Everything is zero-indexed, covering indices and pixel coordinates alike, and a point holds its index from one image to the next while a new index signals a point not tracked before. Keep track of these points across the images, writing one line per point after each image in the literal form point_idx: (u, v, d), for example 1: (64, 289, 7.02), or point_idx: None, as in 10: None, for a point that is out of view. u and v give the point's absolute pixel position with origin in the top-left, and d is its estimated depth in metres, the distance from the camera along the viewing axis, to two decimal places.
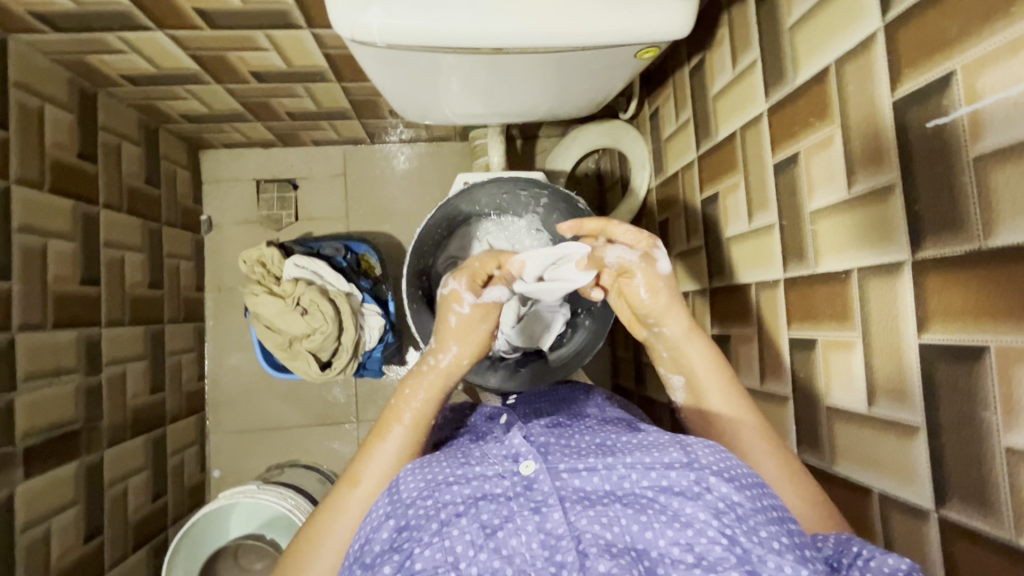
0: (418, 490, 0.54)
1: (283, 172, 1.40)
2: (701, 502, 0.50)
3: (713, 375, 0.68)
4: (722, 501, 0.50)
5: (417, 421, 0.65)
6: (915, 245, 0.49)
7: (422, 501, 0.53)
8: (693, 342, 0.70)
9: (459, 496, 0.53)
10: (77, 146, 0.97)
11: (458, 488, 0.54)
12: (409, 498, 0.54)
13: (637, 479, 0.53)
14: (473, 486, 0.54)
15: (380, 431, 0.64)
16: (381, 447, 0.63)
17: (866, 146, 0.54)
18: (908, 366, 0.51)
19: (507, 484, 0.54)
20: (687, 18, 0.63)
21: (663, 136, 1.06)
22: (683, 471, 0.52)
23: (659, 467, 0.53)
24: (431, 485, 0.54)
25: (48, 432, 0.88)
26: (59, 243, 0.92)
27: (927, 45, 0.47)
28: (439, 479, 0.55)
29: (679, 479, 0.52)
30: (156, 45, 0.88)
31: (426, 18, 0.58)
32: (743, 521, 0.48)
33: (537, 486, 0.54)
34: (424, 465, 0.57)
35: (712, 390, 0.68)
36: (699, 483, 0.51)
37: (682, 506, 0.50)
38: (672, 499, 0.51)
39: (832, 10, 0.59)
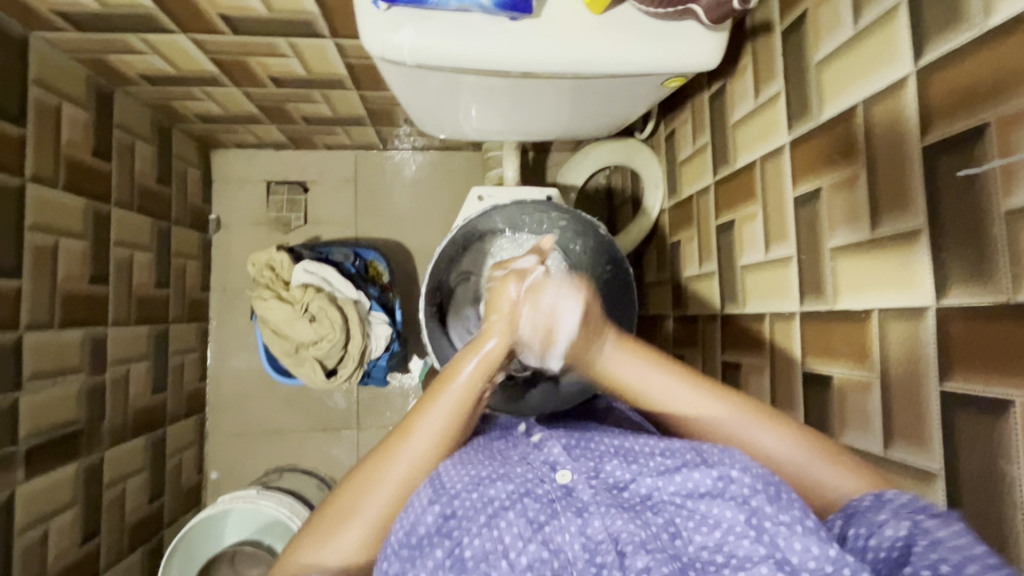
0: (464, 485, 0.50)
1: (294, 175, 1.40)
2: (727, 499, 0.47)
3: (656, 377, 0.59)
4: (743, 493, 0.46)
5: (473, 383, 0.57)
6: (940, 292, 0.49)
7: (468, 494, 0.49)
8: (625, 359, 0.61)
9: (504, 492, 0.49)
10: (92, 144, 0.97)
11: (502, 484, 0.50)
12: (455, 490, 0.49)
13: (661, 484, 0.49)
14: (517, 482, 0.50)
15: (432, 393, 0.57)
16: (435, 407, 0.56)
17: (892, 189, 0.55)
18: (927, 412, 0.51)
19: (545, 488, 0.50)
20: (716, 50, 0.63)
21: (678, 158, 1.06)
22: (704, 469, 0.49)
23: (681, 470, 0.49)
24: (475, 481, 0.50)
25: (51, 433, 0.87)
26: (70, 242, 0.92)
27: (961, 94, 0.47)
28: (481, 475, 0.51)
29: (702, 478, 0.48)
30: (178, 48, 0.88)
31: (457, 41, 0.59)
32: (765, 501, 0.46)
33: (577, 494, 0.50)
34: (464, 458, 0.54)
35: (674, 395, 0.58)
36: (720, 480, 0.47)
37: (710, 509, 0.46)
38: (695, 502, 0.47)
39: (860, 50, 0.59)
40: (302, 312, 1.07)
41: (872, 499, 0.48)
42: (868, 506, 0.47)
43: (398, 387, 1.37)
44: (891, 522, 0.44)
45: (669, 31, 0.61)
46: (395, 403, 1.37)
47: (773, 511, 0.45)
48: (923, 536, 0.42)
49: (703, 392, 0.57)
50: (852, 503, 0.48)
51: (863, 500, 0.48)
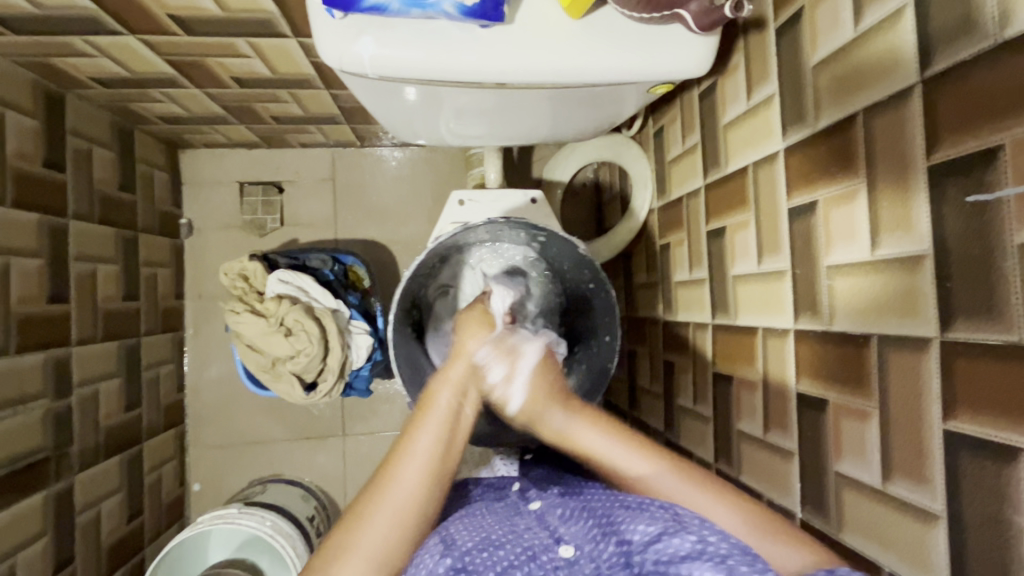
0: (474, 544, 0.54)
1: (267, 175, 1.34)
2: (705, 559, 0.47)
3: (604, 440, 0.63)
4: (721, 552, 0.47)
5: (454, 405, 0.63)
6: (945, 324, 0.46)
7: (478, 552, 0.52)
8: (581, 429, 0.65)
9: (511, 555, 0.52)
10: (43, 154, 0.91)
11: (511, 548, 0.53)
12: (465, 547, 0.53)
13: (649, 554, 0.50)
14: (523, 547, 0.54)
15: (423, 412, 0.62)
16: (423, 429, 0.60)
17: (894, 209, 0.51)
18: (930, 449, 0.48)
19: (550, 556, 0.53)
20: (706, 55, 0.59)
21: (667, 157, 1.01)
22: (684, 534, 0.50)
23: (662, 537, 0.50)
24: (485, 543, 0.54)
25: (13, 463, 0.83)
26: (23, 260, 0.86)
27: (972, 111, 0.43)
28: (492, 540, 0.55)
29: (680, 543, 0.49)
30: (128, 50, 0.82)
31: (421, 50, 0.54)
32: (741, 561, 0.46)
33: (580, 565, 0.52)
34: (477, 526, 0.58)
35: (616, 459, 0.62)
36: (698, 543, 0.49)
37: (689, 572, 0.46)
38: (674, 565, 0.47)
39: (860, 55, 0.55)
40: (278, 326, 1.03)
41: (824, 572, 0.46)
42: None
43: (384, 393, 1.34)
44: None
45: (655, 37, 0.57)
46: (380, 409, 1.34)
47: (749, 569, 0.45)
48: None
49: (650, 457, 0.61)
50: (809, 574, 0.46)
51: (816, 574, 0.46)
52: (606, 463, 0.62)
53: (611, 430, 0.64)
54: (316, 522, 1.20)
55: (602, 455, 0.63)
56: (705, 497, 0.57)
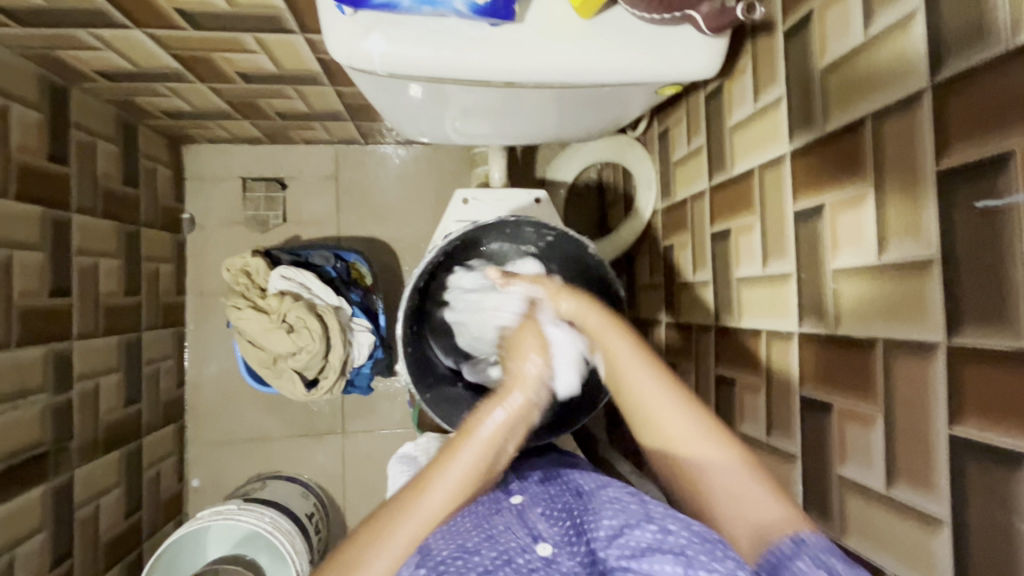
0: (450, 552, 0.52)
1: (270, 171, 1.33)
2: (664, 550, 0.49)
3: (661, 391, 0.63)
4: (681, 542, 0.49)
5: (494, 437, 0.64)
6: (952, 328, 0.46)
7: (454, 560, 0.50)
8: (642, 369, 0.65)
9: (487, 560, 0.50)
10: (46, 147, 0.90)
11: (487, 551, 0.51)
12: (441, 556, 0.51)
13: (612, 549, 0.52)
14: (498, 551, 0.52)
15: (454, 446, 0.62)
16: (454, 462, 0.61)
17: (902, 214, 0.51)
18: (935, 455, 0.48)
19: (526, 558, 0.51)
20: (715, 58, 0.59)
21: (672, 159, 1.01)
22: (644, 526, 0.53)
23: (626, 530, 0.53)
24: (461, 550, 0.52)
25: (13, 457, 0.83)
26: (25, 254, 0.86)
27: (983, 117, 0.43)
28: (468, 545, 0.52)
29: (642, 536, 0.52)
30: (134, 44, 0.81)
31: (430, 47, 0.54)
32: (701, 550, 0.48)
33: (557, 564, 0.51)
34: (450, 531, 0.56)
35: (676, 426, 0.60)
36: (659, 533, 0.51)
37: (649, 565, 0.48)
38: (636, 559, 0.50)
39: (869, 59, 0.55)
40: (279, 323, 1.03)
41: (791, 544, 0.49)
42: (782, 552, 0.49)
43: (384, 391, 1.34)
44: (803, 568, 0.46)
45: (666, 38, 0.57)
46: (381, 407, 1.34)
47: (708, 559, 0.47)
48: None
49: (704, 423, 0.60)
50: (770, 553, 0.49)
51: (783, 547, 0.49)
52: (668, 426, 0.61)
53: (669, 378, 0.64)
54: (315, 519, 1.20)
55: (664, 415, 0.62)
56: (745, 472, 0.56)
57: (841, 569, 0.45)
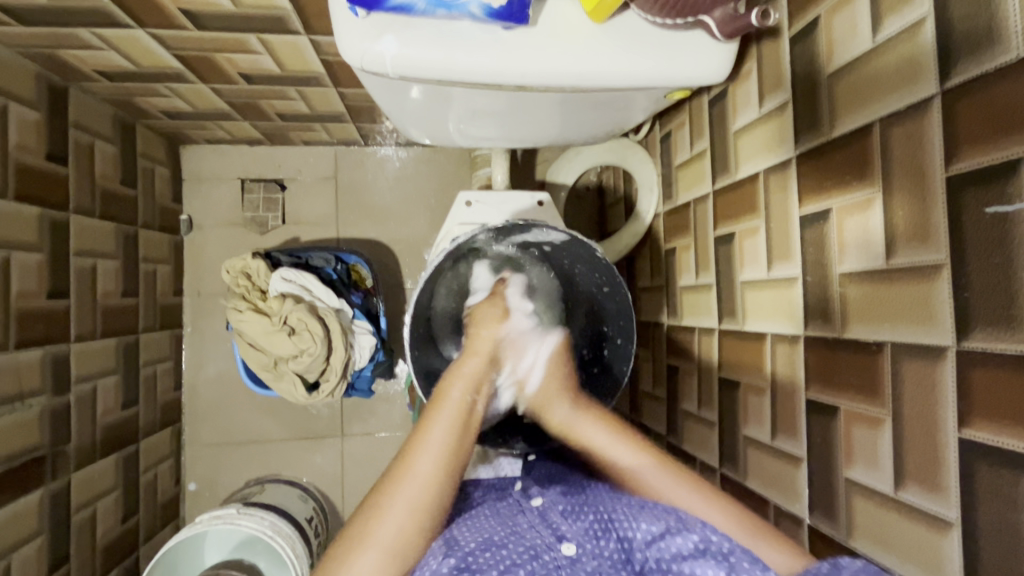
0: (477, 544, 0.60)
1: (269, 172, 1.32)
2: (708, 557, 0.56)
3: (586, 421, 0.75)
4: (718, 548, 0.56)
5: (464, 409, 0.68)
6: (962, 332, 0.47)
7: (482, 552, 0.58)
8: (584, 424, 0.75)
9: (516, 553, 0.58)
10: (45, 147, 0.89)
11: (514, 546, 0.59)
12: (468, 548, 0.59)
13: (651, 552, 0.60)
14: (526, 547, 0.59)
15: (429, 414, 0.67)
16: (433, 429, 0.65)
17: (910, 219, 0.51)
18: (944, 457, 0.48)
19: (553, 555, 0.59)
20: (724, 62, 0.59)
21: (674, 162, 1.02)
22: (684, 534, 0.59)
23: (665, 536, 0.60)
24: (487, 543, 0.60)
25: (9, 462, 0.81)
26: (23, 255, 0.85)
27: (993, 124, 0.44)
28: (494, 539, 0.61)
29: (677, 542, 0.59)
30: (136, 43, 0.81)
31: (442, 50, 0.54)
32: (743, 557, 0.54)
33: (582, 564, 0.59)
34: (476, 525, 0.64)
35: (615, 454, 0.72)
36: (700, 542, 0.57)
37: (693, 569, 0.55)
38: (679, 563, 0.57)
39: (878, 65, 0.55)
40: (281, 325, 1.02)
41: (830, 566, 0.49)
42: (826, 572, 0.49)
43: (384, 394, 1.33)
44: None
45: (676, 43, 0.58)
46: (380, 410, 1.33)
47: (750, 565, 0.53)
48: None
49: (637, 449, 0.71)
50: (842, 559, 0.49)
51: (852, 560, 0.48)
52: (600, 451, 0.73)
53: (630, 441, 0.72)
54: (315, 523, 1.18)
55: (594, 439, 0.74)
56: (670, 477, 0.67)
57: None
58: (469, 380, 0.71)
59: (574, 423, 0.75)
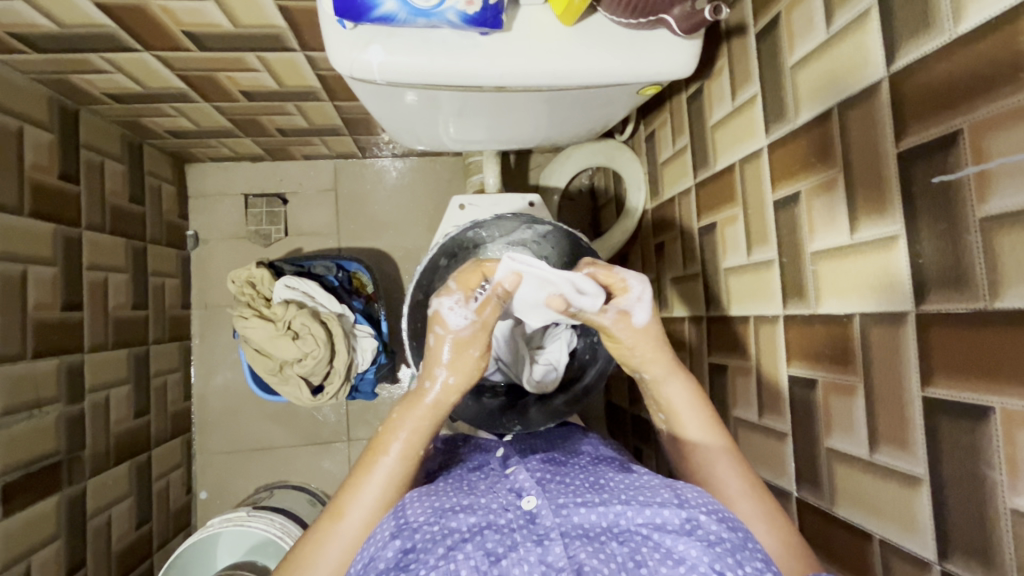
0: (428, 517, 0.52)
1: (271, 187, 1.37)
2: (694, 538, 0.48)
3: (688, 404, 0.67)
4: (711, 537, 0.48)
5: (407, 452, 0.62)
6: (919, 297, 0.49)
7: (431, 525, 0.51)
8: (675, 383, 0.68)
9: (464, 524, 0.51)
10: (59, 166, 0.94)
11: (464, 516, 0.52)
12: (416, 523, 0.51)
13: (630, 514, 0.51)
14: (478, 515, 0.52)
15: (368, 462, 0.61)
16: (366, 484, 0.60)
17: (868, 195, 0.55)
18: (910, 417, 0.51)
19: (508, 518, 0.52)
20: (690, 58, 0.63)
21: (659, 160, 1.05)
22: (670, 506, 0.51)
23: (652, 505, 0.51)
24: (439, 512, 0.52)
25: (28, 466, 0.85)
26: (39, 268, 0.89)
27: (932, 100, 0.47)
28: (444, 506, 0.53)
29: (671, 517, 0.50)
30: (142, 66, 0.86)
31: (425, 55, 0.58)
32: (730, 550, 0.47)
33: (539, 521, 0.51)
34: (431, 491, 0.56)
35: (687, 417, 0.67)
36: (687, 521, 0.50)
37: (674, 543, 0.48)
38: (658, 532, 0.49)
39: (834, 53, 0.59)
40: (285, 330, 1.06)
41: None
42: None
43: (388, 398, 1.36)
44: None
45: (643, 41, 0.62)
46: (385, 414, 1.36)
47: (736, 563, 0.46)
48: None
49: (713, 431, 0.66)
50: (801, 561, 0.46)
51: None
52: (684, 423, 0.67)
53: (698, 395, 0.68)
54: None
55: (684, 415, 0.67)
56: (725, 453, 0.64)
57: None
58: (433, 402, 0.65)
59: (661, 385, 0.68)
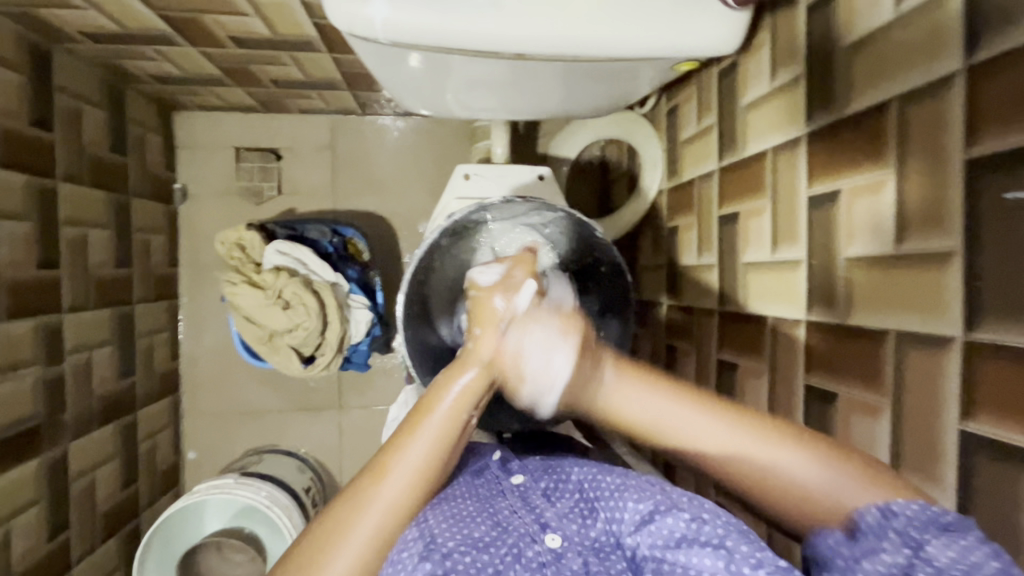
0: (457, 543, 0.49)
1: (264, 141, 1.29)
2: (702, 544, 0.47)
3: (669, 409, 0.53)
4: (716, 534, 0.47)
5: (455, 417, 0.53)
6: (970, 322, 0.45)
7: (464, 554, 0.48)
8: (625, 386, 0.55)
9: (497, 558, 0.48)
10: (29, 111, 0.86)
11: (497, 548, 0.49)
12: (448, 548, 0.48)
13: (642, 536, 0.50)
14: (510, 546, 0.50)
15: (414, 422, 0.53)
16: (412, 444, 0.52)
17: (923, 202, 0.49)
18: (943, 448, 0.47)
19: (535, 551, 0.50)
20: (735, 33, 0.56)
21: (680, 138, 0.98)
22: (677, 513, 0.50)
23: (655, 517, 0.50)
24: (471, 544, 0.49)
25: (6, 431, 0.81)
26: (11, 224, 0.83)
27: (1016, 104, 0.41)
28: (475, 537, 0.50)
29: (676, 524, 0.49)
30: (119, 3, 0.77)
31: (437, 15, 0.51)
32: (739, 539, 0.46)
33: (567, 561, 0.49)
34: (453, 511, 0.53)
35: (690, 428, 0.52)
36: (693, 522, 0.49)
37: (687, 557, 0.47)
38: (672, 550, 0.48)
39: (900, 37, 0.52)
40: (275, 299, 1.01)
41: (877, 514, 0.45)
42: (872, 524, 0.45)
43: (381, 368, 1.33)
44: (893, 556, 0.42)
45: (683, 11, 0.55)
46: (378, 383, 1.33)
47: (750, 549, 0.45)
48: (924, 564, 0.41)
49: (718, 421, 0.52)
50: (855, 519, 0.46)
51: (868, 515, 0.45)
52: (693, 441, 0.52)
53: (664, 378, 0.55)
54: (313, 493, 1.20)
55: (685, 434, 0.52)
56: (767, 444, 0.50)
57: (935, 550, 0.41)
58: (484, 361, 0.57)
59: (613, 406, 0.55)
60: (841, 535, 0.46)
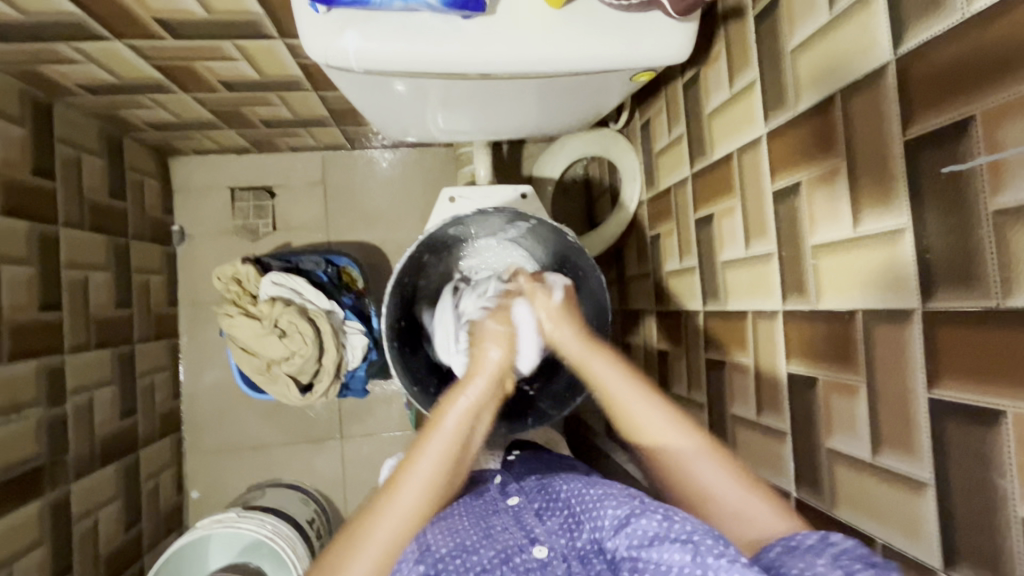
0: (449, 549, 0.53)
1: (258, 180, 1.34)
2: (673, 540, 0.46)
3: (625, 388, 0.64)
4: (687, 530, 0.46)
5: (458, 430, 0.61)
6: (926, 294, 0.47)
7: (452, 558, 0.51)
8: (599, 360, 0.67)
9: (485, 559, 0.51)
10: (32, 162, 0.91)
11: (486, 550, 0.52)
12: (439, 553, 0.52)
13: (619, 539, 0.49)
14: (496, 549, 0.52)
15: (421, 440, 0.60)
16: (422, 457, 0.59)
17: (872, 184, 0.52)
18: (916, 418, 0.49)
19: (522, 558, 0.52)
20: (685, 42, 0.60)
21: (654, 149, 1.02)
22: (650, 514, 0.49)
23: (630, 520, 0.50)
24: (460, 548, 0.53)
25: (9, 472, 0.83)
26: (14, 268, 0.86)
27: (942, 85, 0.45)
28: (466, 544, 0.53)
29: (649, 524, 0.48)
30: (116, 56, 0.82)
31: (405, 41, 0.55)
32: (707, 535, 0.45)
33: (552, 568, 0.51)
34: (451, 527, 0.57)
35: (644, 419, 0.62)
36: (664, 521, 0.48)
37: (658, 554, 0.45)
38: (646, 548, 0.46)
39: (836, 37, 0.56)
40: (271, 328, 1.03)
41: (816, 539, 0.48)
42: (811, 545, 0.47)
43: (381, 394, 1.34)
44: (825, 568, 0.44)
45: (634, 26, 0.59)
46: (378, 410, 1.34)
47: (715, 543, 0.44)
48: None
49: (686, 431, 0.61)
50: (794, 537, 0.49)
51: (807, 538, 0.48)
52: (648, 426, 0.62)
53: (632, 375, 0.65)
54: (316, 525, 1.19)
55: (638, 411, 0.63)
56: (712, 456, 0.58)
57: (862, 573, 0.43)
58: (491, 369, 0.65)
59: (587, 360, 0.68)
60: (780, 548, 0.49)
